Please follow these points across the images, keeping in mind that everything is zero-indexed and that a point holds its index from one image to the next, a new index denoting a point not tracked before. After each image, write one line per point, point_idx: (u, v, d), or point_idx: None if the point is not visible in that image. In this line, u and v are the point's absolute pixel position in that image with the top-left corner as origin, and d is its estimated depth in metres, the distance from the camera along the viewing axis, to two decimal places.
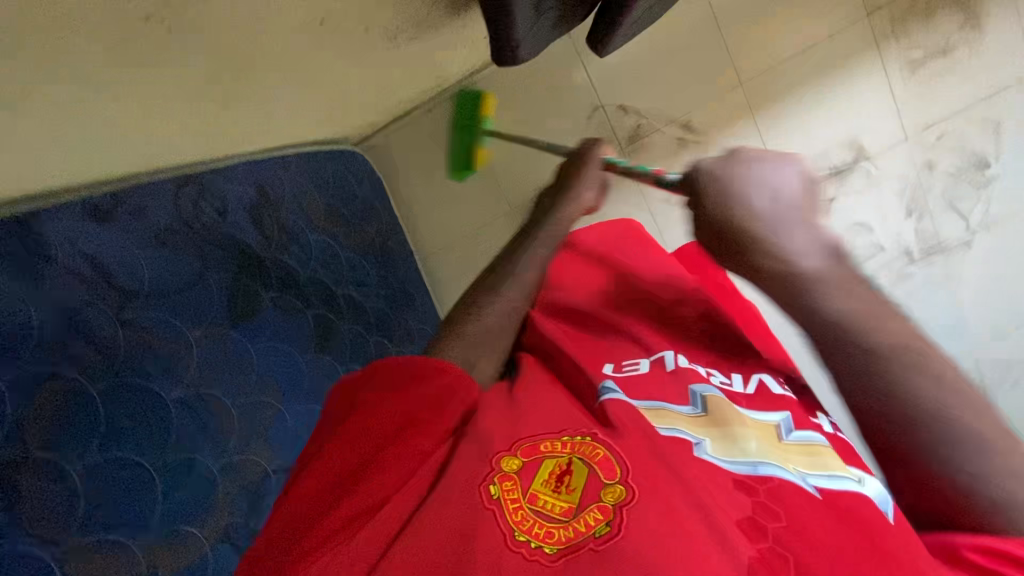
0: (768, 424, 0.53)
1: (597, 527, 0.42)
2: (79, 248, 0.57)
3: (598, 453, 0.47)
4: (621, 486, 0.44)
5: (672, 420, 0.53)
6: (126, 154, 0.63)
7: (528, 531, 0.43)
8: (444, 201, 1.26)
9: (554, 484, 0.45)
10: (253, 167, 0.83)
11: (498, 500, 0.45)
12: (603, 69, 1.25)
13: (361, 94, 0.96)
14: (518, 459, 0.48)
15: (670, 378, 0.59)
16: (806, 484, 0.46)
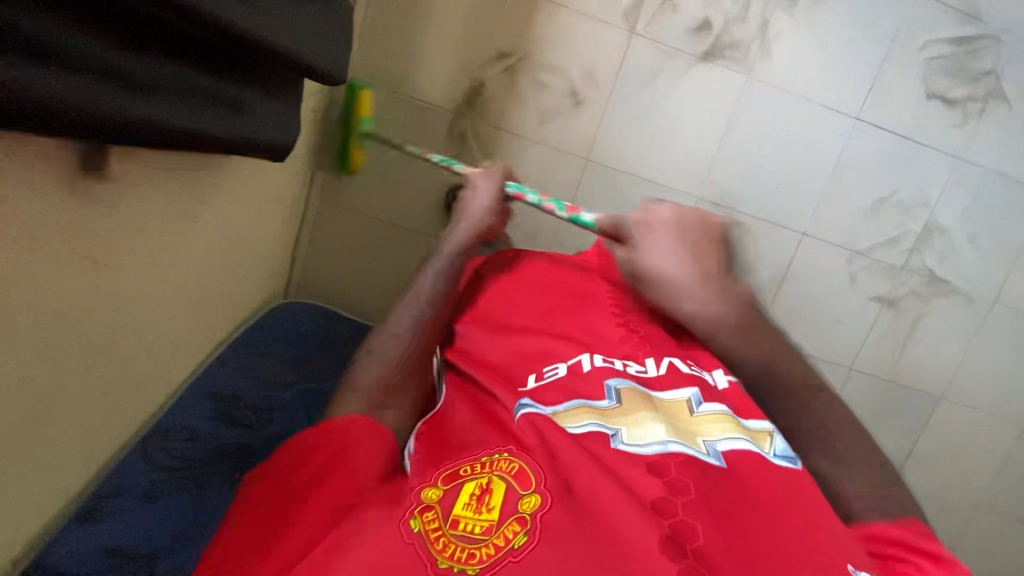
0: (679, 403, 0.65)
1: (517, 537, 0.48)
2: (89, 554, 0.66)
3: (515, 469, 0.54)
4: (536, 496, 0.51)
5: (593, 415, 0.62)
6: (72, 477, 0.68)
7: (448, 553, 0.47)
8: (383, 277, 1.31)
9: (474, 504, 0.51)
10: (196, 383, 0.90)
11: (418, 530, 0.49)
12: (404, 74, 1.22)
13: (243, 270, 1.01)
14: (439, 484, 0.53)
15: (587, 375, 0.68)
16: (713, 452, 0.57)
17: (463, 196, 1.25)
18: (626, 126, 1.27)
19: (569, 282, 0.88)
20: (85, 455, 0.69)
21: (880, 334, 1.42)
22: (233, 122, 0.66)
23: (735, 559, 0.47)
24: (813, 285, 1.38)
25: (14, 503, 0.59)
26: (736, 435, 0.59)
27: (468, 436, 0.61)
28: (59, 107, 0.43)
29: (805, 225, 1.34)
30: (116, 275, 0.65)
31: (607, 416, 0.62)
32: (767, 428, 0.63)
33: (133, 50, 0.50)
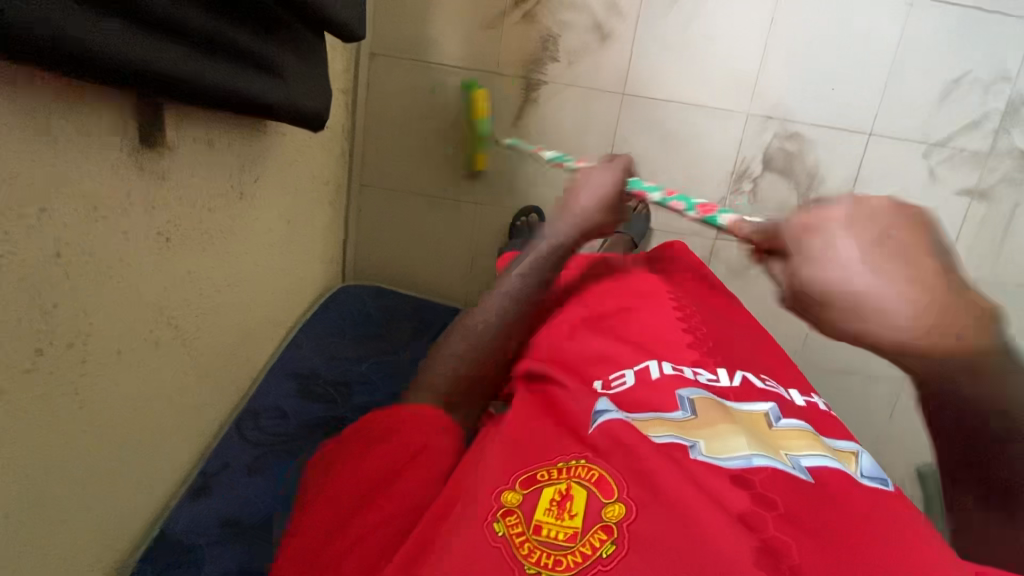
0: (756, 415, 0.59)
1: (604, 546, 0.42)
2: (201, 524, 0.68)
3: (595, 474, 0.48)
4: (621, 503, 0.45)
5: (669, 427, 0.55)
6: (178, 460, 0.71)
7: (534, 558, 0.41)
8: (435, 250, 1.31)
9: (554, 511, 0.44)
10: (276, 366, 0.91)
11: (503, 535, 0.43)
12: (424, 41, 1.20)
13: (303, 255, 1.02)
14: (518, 487, 0.47)
15: (655, 383, 0.61)
16: (800, 468, 0.51)
17: (533, 216, 1.25)
18: (660, 51, 1.20)
19: (630, 287, 0.83)
20: (186, 437, 0.72)
21: (973, 230, 1.29)
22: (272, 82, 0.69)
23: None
24: (889, 188, 1.27)
25: (132, 481, 0.62)
26: (818, 452, 0.53)
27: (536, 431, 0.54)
28: (134, 51, 0.46)
29: (871, 123, 1.24)
30: (191, 255, 0.66)
31: (686, 427, 0.55)
32: (849, 446, 0.58)
33: (98, 15, 0.42)
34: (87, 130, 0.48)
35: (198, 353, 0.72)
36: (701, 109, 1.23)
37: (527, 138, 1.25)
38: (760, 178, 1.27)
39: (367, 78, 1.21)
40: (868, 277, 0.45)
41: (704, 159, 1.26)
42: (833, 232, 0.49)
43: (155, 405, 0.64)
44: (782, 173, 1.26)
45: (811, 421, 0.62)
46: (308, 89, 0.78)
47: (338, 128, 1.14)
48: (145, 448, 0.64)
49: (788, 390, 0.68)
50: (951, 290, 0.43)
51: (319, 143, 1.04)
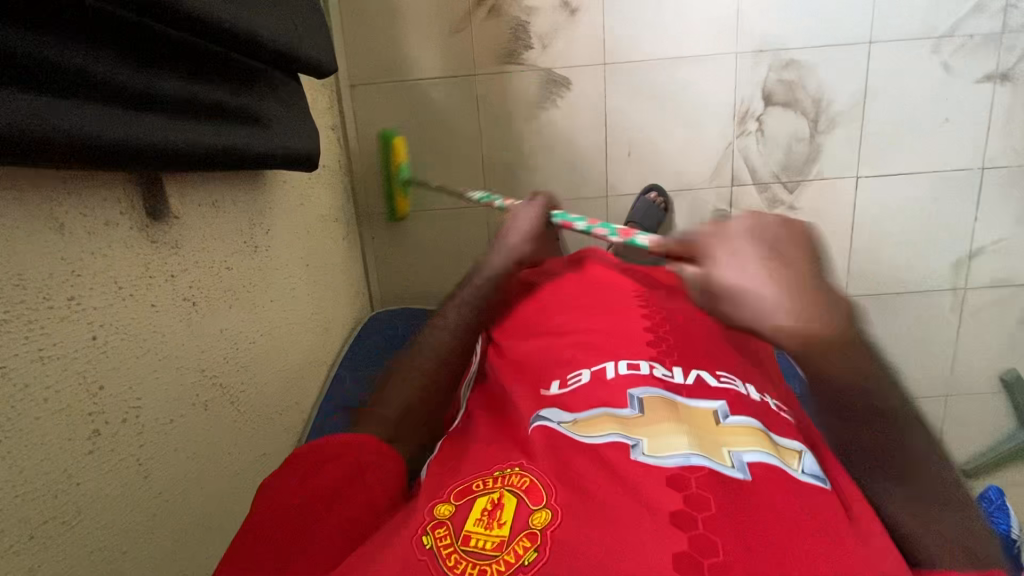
0: (704, 411, 0.59)
1: (526, 553, 0.46)
2: None
3: (526, 482, 0.52)
4: (547, 510, 0.49)
5: (616, 426, 0.57)
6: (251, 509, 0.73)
7: (459, 568, 0.46)
8: (453, 261, 1.32)
9: (485, 521, 0.49)
10: (326, 403, 0.93)
11: (429, 548, 0.48)
12: (399, 62, 1.21)
13: (329, 293, 1.04)
14: (452, 499, 0.52)
15: (611, 383, 0.64)
16: (740, 467, 0.51)
17: None
18: (633, 13, 1.18)
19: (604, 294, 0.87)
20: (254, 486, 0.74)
21: (1006, 114, 1.21)
22: (250, 128, 0.69)
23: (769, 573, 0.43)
24: (905, 92, 1.20)
25: (212, 537, 0.65)
26: (762, 450, 0.54)
27: (490, 451, 0.59)
28: (98, 127, 0.46)
29: (869, 31, 1.18)
30: (220, 314, 0.68)
31: (630, 426, 0.57)
32: (796, 446, 0.58)
33: (64, 101, 0.44)
34: (92, 217, 0.50)
35: (248, 405, 0.74)
36: (688, 60, 1.20)
37: (520, 131, 1.25)
38: (765, 114, 1.22)
39: (353, 110, 1.23)
40: (754, 271, 0.43)
41: (703, 109, 1.22)
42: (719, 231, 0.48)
43: (218, 462, 0.66)
44: (786, 105, 1.21)
45: (764, 417, 0.62)
46: (288, 127, 0.78)
47: (336, 163, 1.16)
48: (217, 503, 0.66)
49: (748, 385, 0.68)
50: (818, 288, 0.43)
51: (321, 182, 1.06)
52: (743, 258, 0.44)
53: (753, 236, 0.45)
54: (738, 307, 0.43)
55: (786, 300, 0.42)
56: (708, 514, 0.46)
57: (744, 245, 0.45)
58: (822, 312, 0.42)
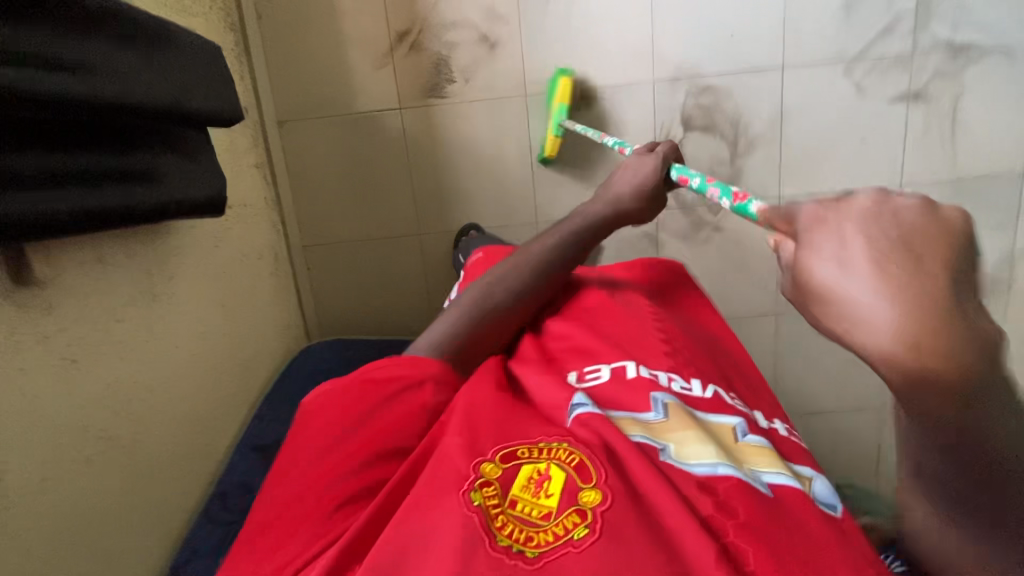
0: (723, 427, 0.62)
1: (575, 528, 0.46)
2: None
3: (575, 460, 0.52)
4: (598, 490, 0.49)
5: (640, 427, 0.59)
6: (147, 556, 0.75)
7: (506, 531, 0.47)
8: (389, 290, 1.34)
9: (532, 491, 0.50)
10: (241, 443, 0.95)
11: (479, 505, 0.48)
12: (325, 97, 1.23)
13: (251, 330, 1.06)
14: (497, 461, 0.53)
15: (633, 383, 0.66)
16: (761, 482, 0.54)
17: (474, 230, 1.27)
18: (551, 45, 1.21)
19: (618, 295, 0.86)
20: (151, 534, 0.76)
21: (920, 132, 1.24)
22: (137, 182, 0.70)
23: (776, 558, 0.45)
24: (821, 114, 1.23)
25: None
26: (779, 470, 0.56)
27: (523, 421, 0.58)
28: None
29: (781, 56, 1.21)
30: (108, 367, 0.70)
31: (655, 430, 0.59)
32: (809, 471, 0.61)
33: None
34: None
35: (145, 454, 0.75)
36: (608, 88, 1.23)
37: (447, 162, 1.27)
38: (685, 139, 1.25)
39: (281, 145, 1.25)
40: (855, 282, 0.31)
41: (625, 135, 1.25)
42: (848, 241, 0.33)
43: (107, 513, 0.68)
44: (705, 129, 1.24)
45: (779, 443, 0.65)
46: (191, 177, 0.80)
47: (261, 200, 1.18)
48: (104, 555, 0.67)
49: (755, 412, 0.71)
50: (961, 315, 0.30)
51: (241, 220, 1.08)
52: (856, 250, 0.32)
53: (863, 226, 0.33)
54: (829, 314, 0.33)
55: (892, 310, 0.30)
56: (737, 523, 0.47)
57: (852, 226, 0.33)
58: (959, 350, 0.29)
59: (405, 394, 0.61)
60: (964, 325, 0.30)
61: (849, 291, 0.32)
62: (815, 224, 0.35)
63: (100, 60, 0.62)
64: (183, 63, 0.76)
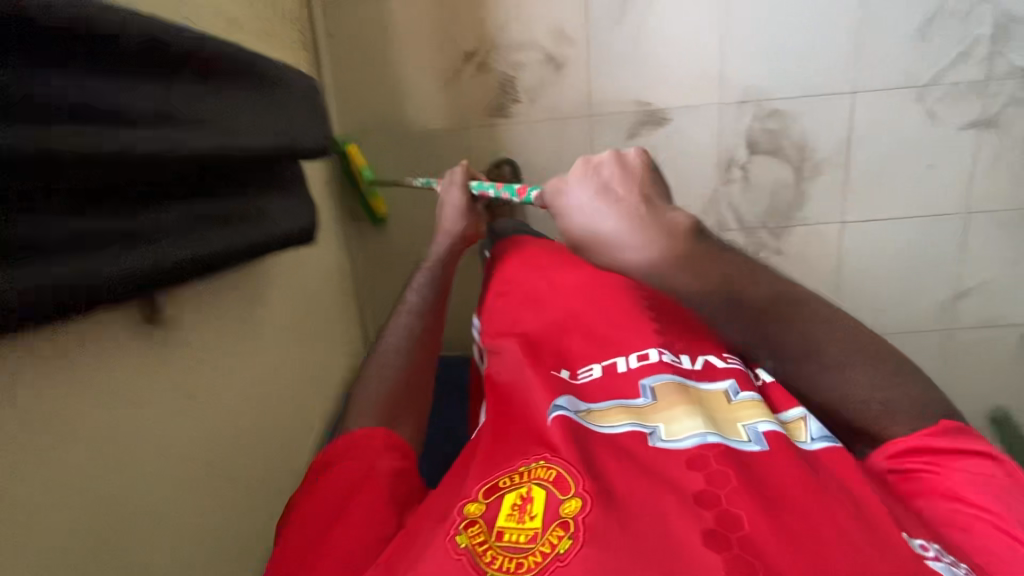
0: (716, 393, 0.62)
1: (563, 542, 0.45)
2: None
3: (553, 474, 0.51)
4: (578, 498, 0.48)
5: (629, 415, 0.59)
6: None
7: (495, 563, 0.45)
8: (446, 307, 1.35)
9: (515, 514, 0.49)
10: None
11: (465, 547, 0.47)
12: (393, 116, 1.25)
13: (323, 350, 1.09)
14: (480, 497, 0.51)
15: (620, 377, 0.66)
16: (754, 438, 0.54)
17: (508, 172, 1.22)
18: (618, 67, 1.20)
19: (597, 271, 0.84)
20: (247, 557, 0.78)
21: (991, 160, 1.22)
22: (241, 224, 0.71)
23: (778, 530, 0.44)
24: (889, 140, 1.22)
25: None
26: (768, 419, 0.57)
27: (502, 447, 0.58)
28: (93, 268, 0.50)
29: (851, 82, 1.20)
30: (214, 398, 0.73)
31: (645, 414, 0.59)
32: (799, 413, 0.60)
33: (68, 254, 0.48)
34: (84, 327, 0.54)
35: (242, 480, 0.78)
36: (673, 111, 1.22)
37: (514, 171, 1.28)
38: (749, 163, 1.24)
39: None
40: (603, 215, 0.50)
41: (689, 157, 1.24)
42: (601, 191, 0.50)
43: (213, 541, 0.71)
44: (770, 152, 1.23)
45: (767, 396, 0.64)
46: (286, 216, 0.79)
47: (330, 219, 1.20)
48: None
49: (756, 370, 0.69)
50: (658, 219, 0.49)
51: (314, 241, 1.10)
52: (596, 203, 0.50)
53: (607, 182, 0.51)
54: (599, 250, 0.51)
55: (639, 243, 0.48)
56: (727, 493, 0.47)
57: (613, 186, 0.50)
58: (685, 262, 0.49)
59: (365, 460, 0.62)
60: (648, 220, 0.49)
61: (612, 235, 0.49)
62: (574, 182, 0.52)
63: (210, 100, 0.63)
64: (278, 91, 0.74)
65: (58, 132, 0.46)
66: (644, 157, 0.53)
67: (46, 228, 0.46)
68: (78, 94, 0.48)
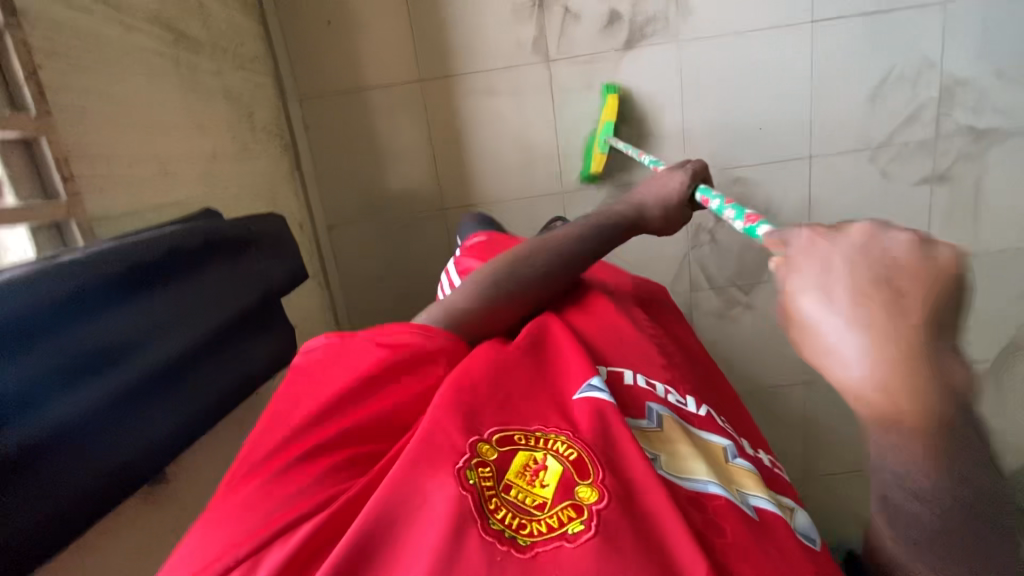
0: (715, 446, 0.55)
1: (573, 522, 0.41)
2: None
3: (573, 455, 0.46)
4: (595, 488, 0.44)
5: (638, 436, 0.53)
6: None
7: (501, 516, 0.41)
8: None
9: (528, 478, 0.44)
10: None
11: (471, 485, 0.42)
12: (373, 205, 1.29)
13: None
14: (494, 441, 0.46)
15: (631, 390, 0.58)
16: (747, 504, 0.48)
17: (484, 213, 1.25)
18: (587, 146, 1.26)
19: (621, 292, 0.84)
20: None
21: (946, 212, 1.29)
22: (228, 361, 0.74)
23: None
24: (847, 199, 1.28)
25: None
26: (765, 496, 0.50)
27: (524, 395, 0.53)
28: (137, 457, 0.58)
29: (808, 148, 1.26)
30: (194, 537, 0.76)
31: (652, 440, 0.52)
32: (791, 503, 0.54)
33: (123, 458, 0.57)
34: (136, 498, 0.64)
35: None
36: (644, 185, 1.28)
37: None
38: (716, 227, 1.30)
39: (332, 248, 1.32)
40: (816, 307, 0.36)
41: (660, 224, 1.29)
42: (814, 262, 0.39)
43: None
44: (736, 217, 1.29)
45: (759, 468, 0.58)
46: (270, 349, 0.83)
47: (316, 307, 1.24)
48: None
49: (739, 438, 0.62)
50: (944, 359, 0.32)
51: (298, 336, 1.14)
52: (833, 282, 0.37)
53: (843, 263, 0.38)
54: (799, 332, 0.37)
55: (871, 365, 0.32)
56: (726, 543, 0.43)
57: (837, 263, 0.38)
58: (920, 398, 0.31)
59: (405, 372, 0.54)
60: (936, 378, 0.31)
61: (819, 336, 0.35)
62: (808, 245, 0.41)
63: (156, 283, 0.65)
64: (204, 225, 0.73)
65: (45, 407, 0.50)
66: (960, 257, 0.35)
67: (117, 443, 0.57)
68: (46, 363, 0.52)
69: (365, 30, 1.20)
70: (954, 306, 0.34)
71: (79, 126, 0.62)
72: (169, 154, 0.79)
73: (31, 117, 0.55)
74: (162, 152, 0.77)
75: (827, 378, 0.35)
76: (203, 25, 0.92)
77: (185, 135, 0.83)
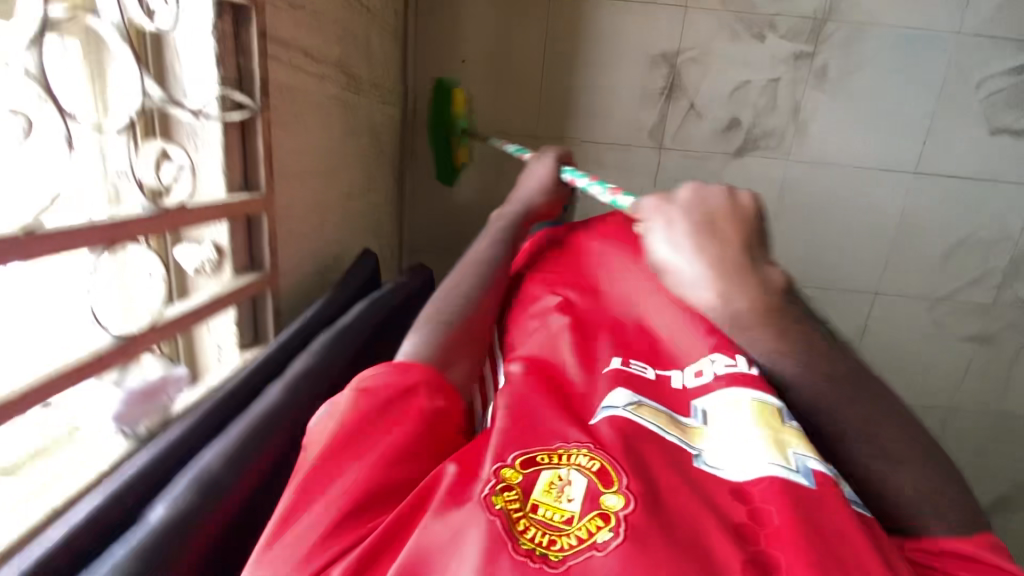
0: None
1: (600, 531, 0.36)
2: None
3: (595, 464, 0.41)
4: (621, 492, 0.38)
5: (673, 427, 0.47)
6: None
7: (530, 535, 0.36)
8: None
9: (554, 494, 0.39)
10: None
11: (498, 508, 0.37)
12: (457, 239, 1.32)
13: None
14: (516, 464, 0.41)
15: (675, 393, 0.51)
16: None
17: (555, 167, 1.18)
18: None
19: None
20: None
21: (980, 370, 1.38)
22: None
23: None
24: (898, 338, 1.37)
25: None
26: (852, 492, 0.42)
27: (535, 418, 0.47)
28: None
29: (876, 285, 1.33)
30: None
31: (688, 436, 0.46)
32: None
33: None
34: None
35: None
36: None
37: None
38: None
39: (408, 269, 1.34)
40: (672, 252, 0.50)
41: None
42: (669, 218, 0.51)
43: None
44: None
45: None
46: None
47: None
48: None
49: None
50: (758, 266, 0.48)
51: None
52: (679, 239, 0.50)
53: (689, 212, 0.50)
54: (667, 278, 0.52)
55: (712, 288, 0.47)
56: (771, 533, 0.37)
57: (678, 219, 0.51)
58: (744, 289, 0.47)
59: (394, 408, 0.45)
60: (754, 273, 0.47)
61: (675, 274, 0.50)
62: (655, 210, 0.53)
63: None
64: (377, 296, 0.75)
65: None
66: (753, 202, 0.52)
67: None
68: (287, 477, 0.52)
69: (496, 75, 1.22)
70: (751, 234, 0.49)
71: (285, 189, 0.66)
72: (329, 201, 0.82)
73: (263, 196, 0.57)
74: (323, 197, 0.80)
75: (695, 304, 0.50)
76: (366, 62, 0.93)
77: (333, 178, 0.84)
